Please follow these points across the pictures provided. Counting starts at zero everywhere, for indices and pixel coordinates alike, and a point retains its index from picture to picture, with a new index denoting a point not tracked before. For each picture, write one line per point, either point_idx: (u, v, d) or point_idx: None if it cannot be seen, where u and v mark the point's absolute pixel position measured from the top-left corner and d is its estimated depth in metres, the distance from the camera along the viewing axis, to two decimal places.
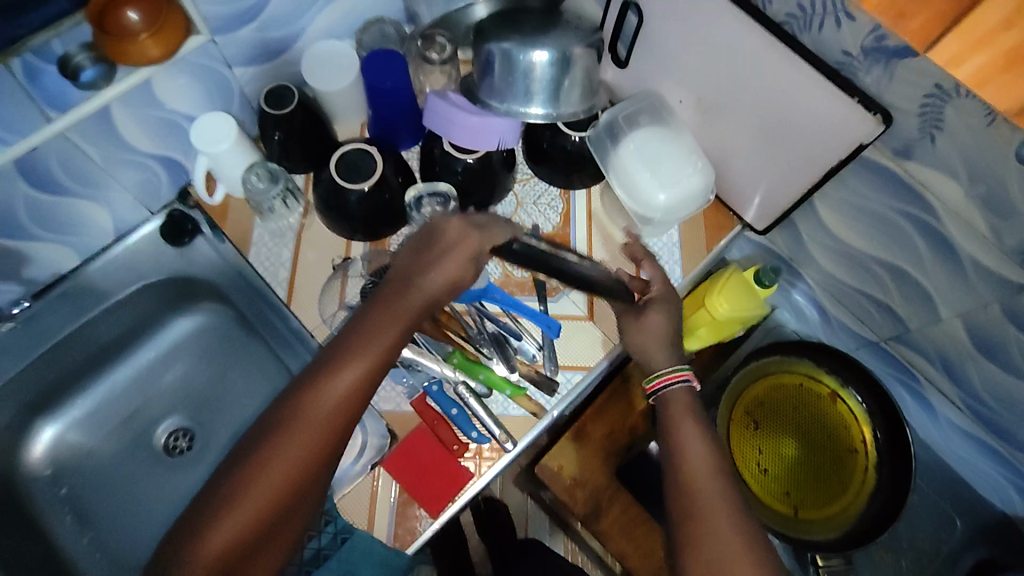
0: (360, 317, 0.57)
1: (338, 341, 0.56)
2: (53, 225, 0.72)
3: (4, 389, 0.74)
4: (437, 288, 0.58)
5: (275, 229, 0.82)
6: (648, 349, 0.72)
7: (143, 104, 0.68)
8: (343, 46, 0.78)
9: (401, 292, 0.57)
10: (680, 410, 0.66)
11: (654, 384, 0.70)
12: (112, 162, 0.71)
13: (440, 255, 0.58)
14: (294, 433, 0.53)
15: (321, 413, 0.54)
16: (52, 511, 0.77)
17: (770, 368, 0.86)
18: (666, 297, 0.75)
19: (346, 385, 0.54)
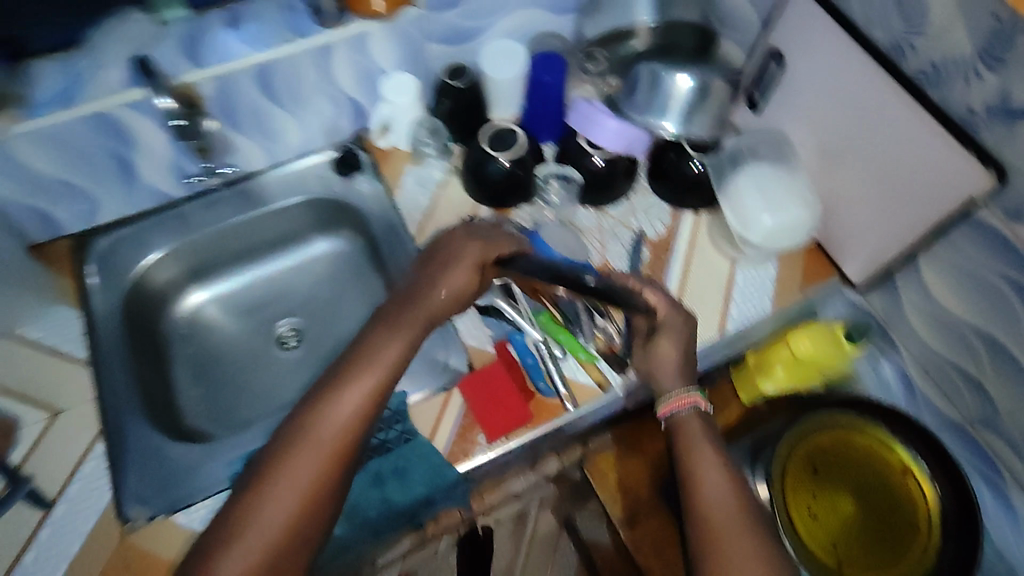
0: (363, 339, 0.65)
1: (344, 365, 0.62)
2: (260, 128, 0.89)
3: (184, 246, 0.91)
4: (438, 303, 0.68)
5: (421, 178, 0.95)
6: (659, 371, 0.72)
7: (358, 50, 0.85)
8: (515, 46, 0.92)
9: (401, 312, 0.67)
10: (694, 435, 0.68)
11: (665, 409, 0.71)
12: (319, 91, 0.88)
13: (446, 271, 0.70)
14: (308, 447, 0.57)
15: (331, 428, 0.58)
16: (178, 361, 0.91)
17: (835, 422, 0.85)
18: (674, 322, 0.74)
19: (354, 393, 0.60)
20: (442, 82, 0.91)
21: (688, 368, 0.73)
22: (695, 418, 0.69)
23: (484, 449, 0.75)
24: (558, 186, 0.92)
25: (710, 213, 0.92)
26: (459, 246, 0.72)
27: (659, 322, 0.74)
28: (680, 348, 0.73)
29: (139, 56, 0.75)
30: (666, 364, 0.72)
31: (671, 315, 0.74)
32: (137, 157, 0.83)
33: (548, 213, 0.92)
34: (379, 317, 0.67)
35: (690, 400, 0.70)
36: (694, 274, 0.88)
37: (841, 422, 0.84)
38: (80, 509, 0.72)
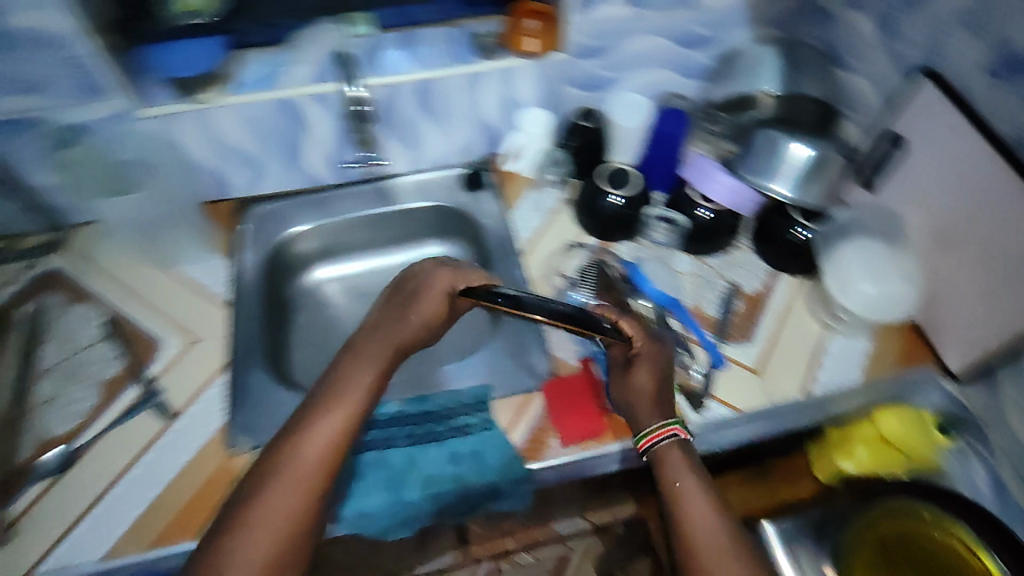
0: (331, 376, 0.71)
1: (315, 401, 0.68)
2: (406, 137, 1.02)
3: (324, 225, 1.03)
4: (403, 333, 0.76)
5: (537, 202, 1.03)
6: (637, 404, 0.76)
7: (505, 82, 0.97)
8: (642, 99, 1.01)
9: (371, 345, 0.74)
10: (675, 467, 0.71)
11: (644, 442, 0.73)
12: (464, 112, 1.00)
13: (413, 305, 0.78)
14: (289, 477, 0.62)
15: (308, 459, 0.63)
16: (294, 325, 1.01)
17: (897, 513, 0.77)
18: (649, 352, 0.78)
19: (328, 421, 0.66)
20: (574, 121, 1.00)
21: (662, 399, 0.76)
22: (675, 448, 0.72)
23: (555, 453, 0.78)
24: (663, 229, 0.98)
25: (808, 281, 0.95)
26: (428, 280, 0.80)
27: (635, 352, 0.78)
28: (654, 378, 0.77)
29: (330, 52, 0.92)
30: (642, 395, 0.76)
31: (647, 343, 0.79)
32: (307, 144, 0.98)
33: (649, 253, 0.98)
34: (347, 354, 0.73)
35: (665, 431, 0.73)
36: (784, 334, 0.89)
37: (896, 509, 0.77)
38: (197, 426, 0.81)
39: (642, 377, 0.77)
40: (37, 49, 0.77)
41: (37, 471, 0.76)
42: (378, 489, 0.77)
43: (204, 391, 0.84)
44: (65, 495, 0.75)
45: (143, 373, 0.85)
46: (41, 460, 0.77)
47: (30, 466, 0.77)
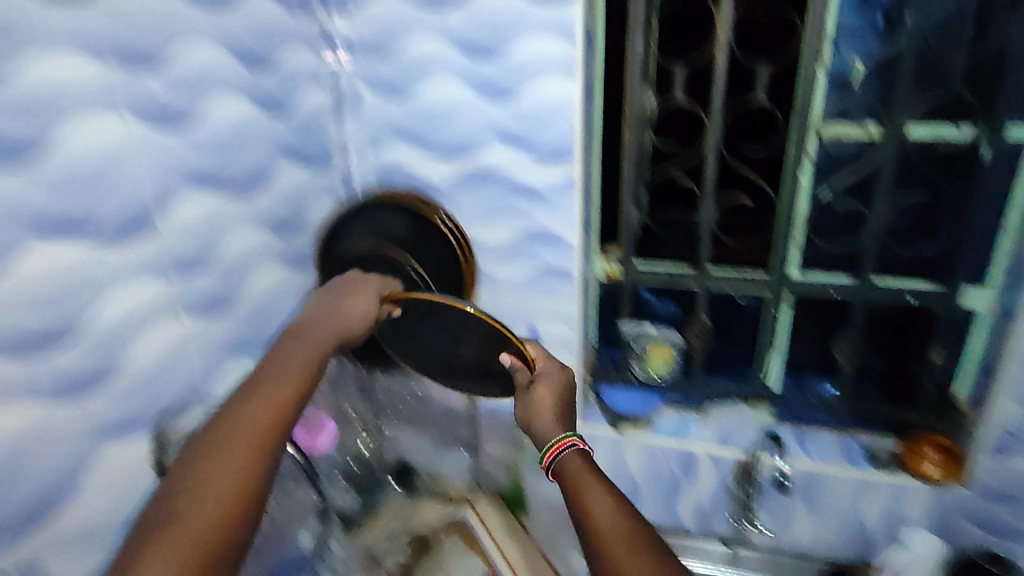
0: (268, 364, 0.65)
1: (251, 387, 0.61)
2: (774, 515, 1.04)
3: None
4: (337, 321, 0.74)
5: None
6: (540, 416, 0.75)
7: (895, 498, 0.96)
8: None
9: (298, 346, 0.69)
10: (576, 473, 0.65)
11: (549, 455, 0.69)
12: (843, 512, 1.01)
13: (343, 304, 0.76)
14: (228, 440, 0.56)
15: (241, 428, 0.57)
16: None
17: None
18: (550, 370, 0.80)
19: (262, 396, 0.60)
20: (976, 559, 0.89)
21: (564, 410, 0.76)
22: (577, 457, 0.67)
23: None
24: None
25: None
26: (359, 287, 0.80)
27: (536, 373, 0.80)
28: (553, 389, 0.78)
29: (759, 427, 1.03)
30: (542, 411, 0.75)
31: (547, 364, 0.81)
32: (685, 493, 1.08)
33: None
34: (270, 358, 0.67)
35: (569, 438, 0.69)
36: None
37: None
38: None
39: (471, 326, 0.80)
40: None
41: None
42: None
43: None
44: None
45: None
46: None
47: None
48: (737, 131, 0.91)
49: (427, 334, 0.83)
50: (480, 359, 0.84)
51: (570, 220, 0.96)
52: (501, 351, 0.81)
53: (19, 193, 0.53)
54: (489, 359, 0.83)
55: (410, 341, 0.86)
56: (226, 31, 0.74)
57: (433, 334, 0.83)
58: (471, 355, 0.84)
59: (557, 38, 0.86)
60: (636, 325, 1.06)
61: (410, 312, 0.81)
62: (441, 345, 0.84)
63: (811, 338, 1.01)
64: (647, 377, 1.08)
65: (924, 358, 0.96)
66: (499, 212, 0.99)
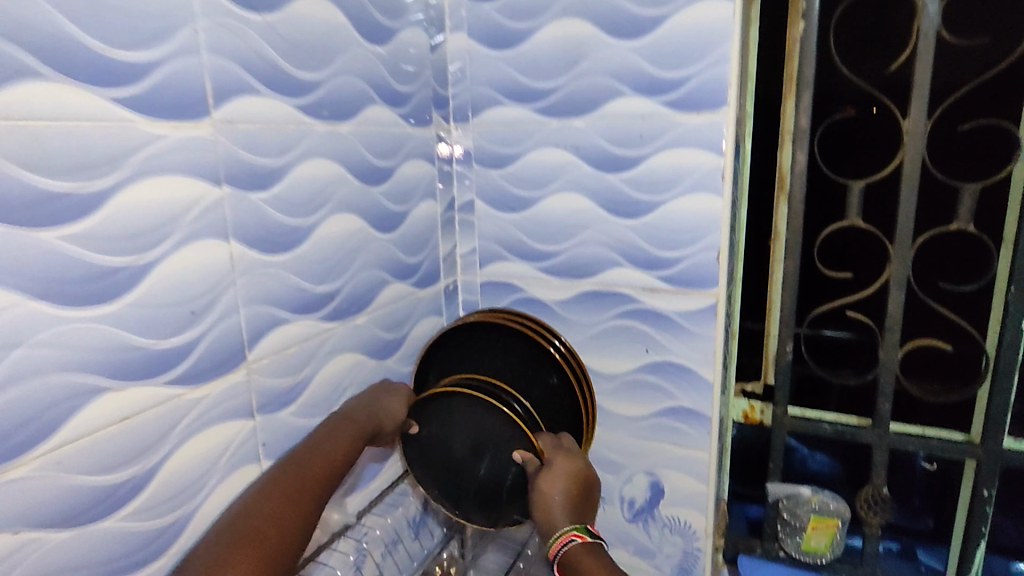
0: (301, 444, 0.64)
1: (286, 462, 0.61)
2: None
3: None
4: (364, 418, 0.69)
5: None
6: (547, 511, 0.66)
7: None
8: None
9: (338, 424, 0.67)
10: (587, 565, 0.60)
11: (554, 546, 0.63)
12: None
13: (374, 400, 0.71)
14: (271, 507, 0.56)
15: (282, 486, 0.58)
16: None
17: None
18: (565, 458, 0.68)
19: (315, 460, 0.62)
20: None
21: (577, 502, 0.66)
22: (585, 551, 0.62)
23: None
24: None
25: None
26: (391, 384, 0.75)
27: (545, 461, 0.67)
28: (569, 487, 0.66)
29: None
30: (551, 506, 0.65)
31: (552, 451, 0.68)
32: None
33: None
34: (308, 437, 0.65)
35: (573, 532, 0.63)
36: None
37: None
38: None
39: (486, 420, 0.70)
40: (672, 531, 0.90)
41: None
42: None
43: None
44: None
45: None
46: None
47: None
48: (933, 262, 0.75)
49: (444, 441, 0.72)
50: (500, 469, 0.70)
51: (708, 355, 0.81)
52: (512, 445, 0.69)
53: (101, 335, 0.46)
54: (504, 462, 0.70)
55: (422, 458, 0.74)
56: (343, 142, 0.68)
57: (452, 443, 0.72)
58: (488, 467, 0.71)
59: (704, 150, 0.75)
60: (787, 485, 0.87)
61: (427, 419, 0.72)
62: (455, 452, 0.72)
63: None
64: (800, 555, 0.88)
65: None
66: (621, 340, 0.86)
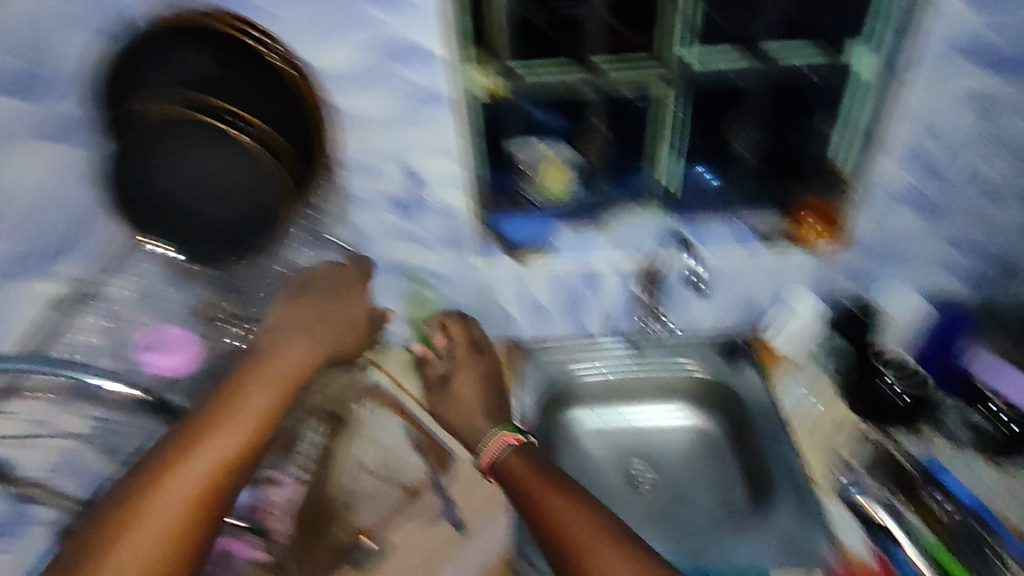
0: (234, 395, 0.65)
1: (218, 417, 0.62)
2: (678, 305, 1.12)
3: (596, 381, 1.15)
4: (336, 334, 0.81)
5: (807, 382, 1.07)
6: (473, 419, 0.93)
7: (784, 268, 1.05)
8: (916, 299, 1.04)
9: (269, 363, 0.71)
10: (514, 467, 0.80)
11: (487, 455, 0.84)
12: (741, 288, 1.09)
13: (336, 311, 0.84)
14: (199, 462, 0.58)
15: (218, 445, 0.60)
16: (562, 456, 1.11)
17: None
18: (469, 364, 1.03)
19: (246, 416, 0.63)
20: (848, 308, 1.05)
21: (490, 402, 0.96)
22: (514, 454, 0.82)
23: None
24: (963, 430, 0.95)
25: None
26: (337, 292, 0.87)
27: (453, 362, 1.04)
28: (475, 385, 0.99)
29: (660, 235, 1.04)
30: (466, 405, 0.95)
31: (462, 355, 1.04)
32: (591, 305, 1.12)
33: (939, 448, 0.94)
34: (237, 387, 0.66)
35: (503, 434, 0.86)
36: None
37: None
38: (485, 548, 0.87)
39: (208, 140, 0.80)
40: (434, 213, 1.00)
41: (351, 560, 0.84)
42: None
43: (491, 517, 0.90)
44: None
45: (441, 488, 0.94)
46: (362, 547, 0.86)
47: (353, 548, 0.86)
48: None
49: (165, 169, 0.80)
50: (239, 186, 0.83)
51: (425, 19, 0.77)
52: (244, 157, 0.81)
53: None
54: (238, 177, 0.82)
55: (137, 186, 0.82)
56: None
57: (177, 170, 0.81)
58: (223, 186, 0.83)
59: None
60: (521, 140, 0.96)
61: (153, 147, 0.79)
62: (180, 179, 0.82)
63: (704, 126, 0.99)
64: (542, 199, 1.02)
65: (806, 127, 0.97)
66: (337, 25, 0.78)
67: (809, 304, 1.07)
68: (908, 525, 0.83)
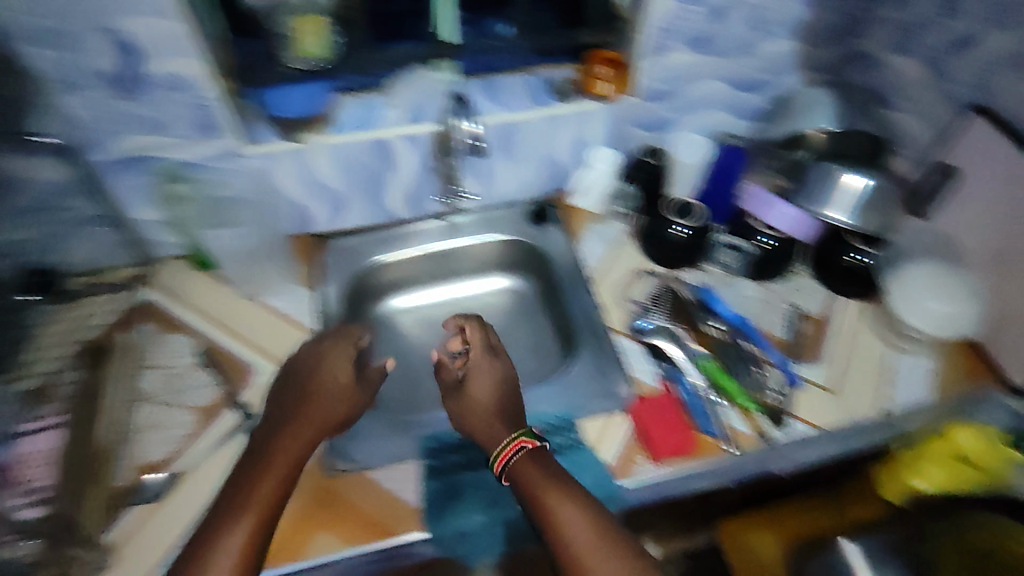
0: (262, 452, 0.75)
1: (252, 474, 0.72)
2: (483, 173, 1.07)
3: (400, 261, 1.09)
4: (326, 393, 0.82)
5: (603, 234, 1.09)
6: (472, 413, 0.82)
7: (579, 123, 1.03)
8: (700, 139, 1.08)
9: (287, 430, 0.77)
10: (530, 477, 0.72)
11: (502, 463, 0.75)
12: (540, 149, 1.06)
13: (322, 372, 0.84)
14: (238, 514, 0.68)
15: (257, 496, 0.70)
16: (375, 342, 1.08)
17: (985, 525, 0.83)
18: (482, 364, 0.87)
19: (275, 471, 0.73)
20: (639, 157, 1.07)
21: (504, 407, 0.82)
22: (530, 461, 0.74)
23: (646, 469, 0.82)
24: (729, 255, 1.03)
25: (867, 304, 0.99)
26: (330, 349, 0.87)
27: (468, 364, 0.88)
28: (487, 385, 0.85)
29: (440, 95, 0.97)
30: (482, 409, 0.82)
31: (477, 358, 0.88)
32: (390, 184, 1.03)
33: (715, 277, 1.03)
34: (264, 444, 0.76)
35: (521, 441, 0.75)
36: (839, 347, 0.94)
37: (985, 522, 0.83)
38: None
39: None
40: (170, 90, 0.84)
41: (141, 497, 0.79)
42: (477, 507, 0.80)
43: None
44: (169, 517, 0.78)
45: (241, 405, 0.88)
46: (144, 483, 0.81)
47: (135, 487, 0.80)
48: None
49: None
50: None
51: None
52: None
53: None
54: None
55: None
56: None
57: None
58: None
59: None
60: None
61: None
62: None
63: None
64: (306, 65, 0.93)
65: None
66: None
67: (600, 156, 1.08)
68: (689, 351, 0.93)
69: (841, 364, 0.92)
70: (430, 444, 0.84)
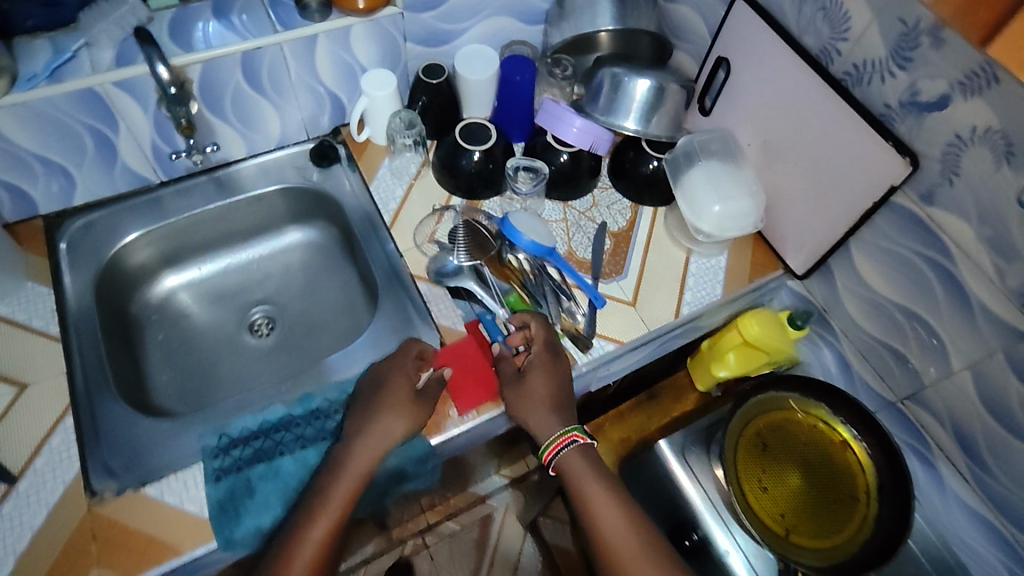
0: (336, 458, 0.71)
1: (323, 485, 0.69)
2: (243, 116, 0.92)
3: (157, 233, 0.92)
4: (403, 413, 0.73)
5: (397, 169, 0.98)
6: (536, 412, 0.76)
7: (341, 45, 0.89)
8: (488, 50, 0.98)
9: (362, 444, 0.71)
10: (576, 471, 0.74)
11: (553, 451, 0.75)
12: (302, 80, 0.91)
13: (400, 389, 0.75)
14: (302, 529, 0.66)
15: (327, 502, 0.68)
16: (148, 330, 0.94)
17: (772, 404, 0.90)
18: (542, 360, 0.79)
19: (340, 483, 0.69)
20: (418, 78, 0.96)
21: (562, 403, 0.78)
22: (578, 453, 0.75)
23: (456, 422, 0.78)
24: (525, 177, 0.95)
25: (665, 210, 0.99)
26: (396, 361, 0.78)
27: (530, 360, 0.79)
28: (551, 383, 0.78)
29: (131, 33, 0.80)
30: (538, 405, 0.76)
31: (539, 352, 0.80)
32: (121, 144, 0.86)
33: (516, 206, 0.98)
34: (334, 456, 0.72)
35: (576, 435, 0.76)
36: (641, 261, 0.94)
37: (776, 404, 0.90)
38: (46, 479, 0.71)
39: None
40: None
41: None
42: (275, 501, 0.73)
43: (58, 445, 0.73)
44: None
45: None
46: None
47: None
48: None
49: None
50: None
51: None
52: None
53: None
54: None
55: None
56: None
57: None
58: None
59: None
60: None
61: None
62: None
63: None
64: None
65: None
66: None
67: (371, 83, 0.93)
68: (493, 288, 0.89)
69: (644, 275, 0.93)
70: (212, 443, 0.76)
